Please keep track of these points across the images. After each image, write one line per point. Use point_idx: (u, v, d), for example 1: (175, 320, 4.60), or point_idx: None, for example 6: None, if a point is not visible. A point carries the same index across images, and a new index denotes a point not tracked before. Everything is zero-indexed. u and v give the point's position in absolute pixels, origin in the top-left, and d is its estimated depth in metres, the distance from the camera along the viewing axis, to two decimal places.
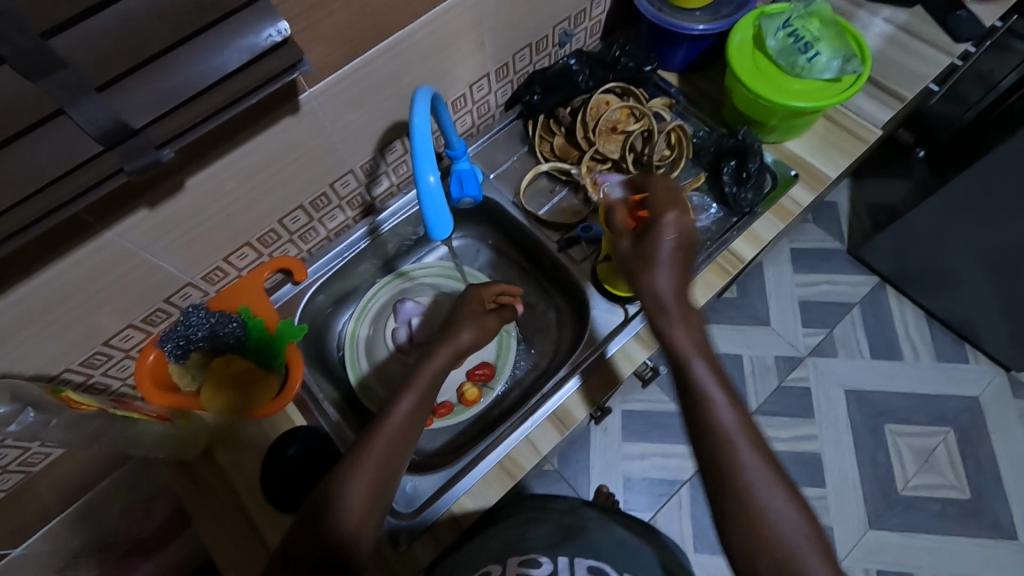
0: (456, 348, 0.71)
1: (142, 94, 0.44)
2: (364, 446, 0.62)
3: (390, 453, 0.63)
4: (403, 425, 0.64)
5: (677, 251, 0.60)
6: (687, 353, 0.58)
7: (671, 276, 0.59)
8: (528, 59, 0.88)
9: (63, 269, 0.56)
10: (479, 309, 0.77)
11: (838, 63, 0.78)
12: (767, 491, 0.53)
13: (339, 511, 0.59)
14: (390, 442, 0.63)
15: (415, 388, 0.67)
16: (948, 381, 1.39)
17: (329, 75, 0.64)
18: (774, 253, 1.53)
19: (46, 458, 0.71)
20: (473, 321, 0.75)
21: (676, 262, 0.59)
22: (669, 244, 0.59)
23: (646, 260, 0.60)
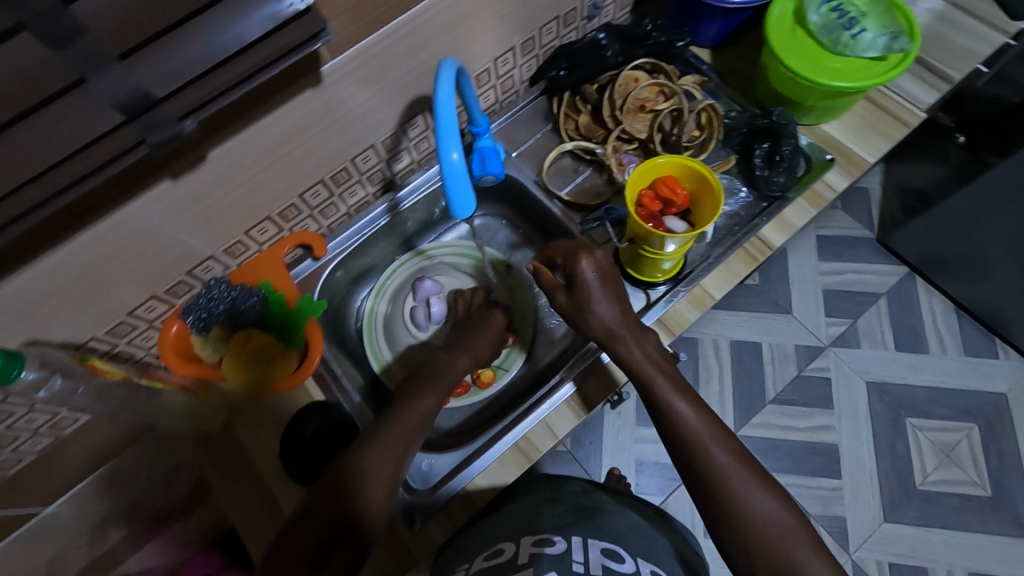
0: (473, 358, 0.75)
1: (162, 64, 0.44)
2: (384, 431, 0.64)
3: (411, 440, 0.64)
4: (421, 419, 0.66)
5: (606, 286, 0.66)
6: (643, 365, 0.64)
7: (606, 307, 0.65)
8: (554, 33, 0.85)
9: (87, 241, 0.56)
10: (498, 330, 0.79)
11: (884, 40, 0.74)
12: (747, 491, 0.58)
13: (362, 491, 0.60)
14: (410, 431, 0.65)
15: (435, 388, 0.70)
16: (975, 376, 1.35)
17: (351, 46, 0.62)
18: (800, 239, 1.49)
19: (74, 423, 0.73)
20: (491, 327, 0.79)
21: (610, 295, 0.66)
22: (596, 285, 0.65)
23: (585, 306, 0.65)
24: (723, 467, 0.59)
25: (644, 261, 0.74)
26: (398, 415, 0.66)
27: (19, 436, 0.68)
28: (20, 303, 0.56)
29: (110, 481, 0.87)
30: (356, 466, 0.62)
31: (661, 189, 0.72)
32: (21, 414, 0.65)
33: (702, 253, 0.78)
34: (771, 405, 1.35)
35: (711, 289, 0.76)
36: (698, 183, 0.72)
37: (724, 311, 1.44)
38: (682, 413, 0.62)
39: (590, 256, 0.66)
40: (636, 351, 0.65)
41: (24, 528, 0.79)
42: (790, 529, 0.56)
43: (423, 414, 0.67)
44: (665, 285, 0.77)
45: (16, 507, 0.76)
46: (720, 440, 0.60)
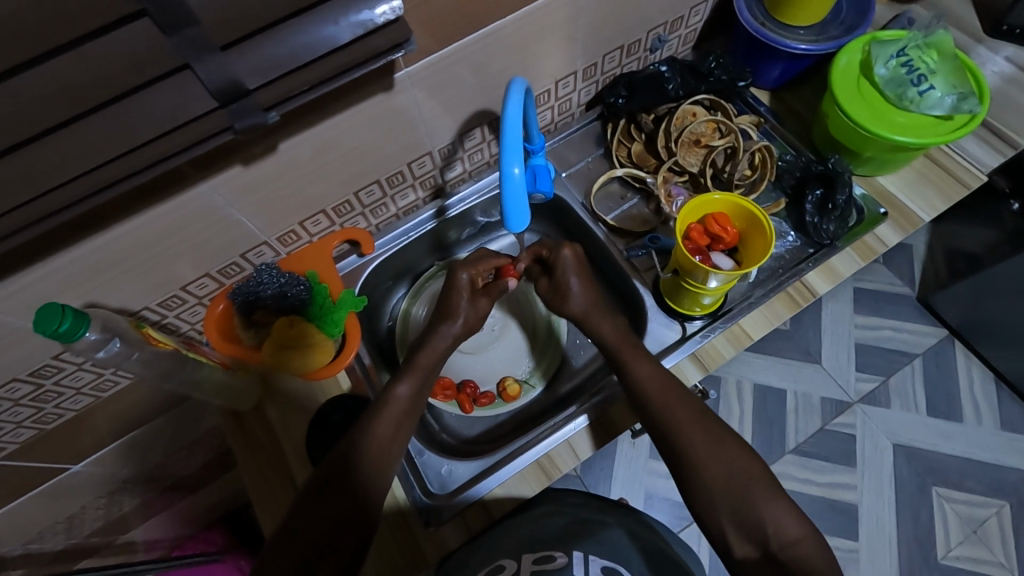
0: (451, 340, 0.74)
1: (257, 57, 0.46)
2: (375, 420, 0.65)
3: (398, 426, 0.66)
4: (407, 403, 0.68)
5: (578, 267, 0.76)
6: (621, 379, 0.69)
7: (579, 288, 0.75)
8: (617, 61, 0.87)
9: (159, 214, 0.59)
10: (466, 301, 0.76)
11: (951, 99, 0.73)
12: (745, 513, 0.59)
13: (360, 477, 0.62)
14: (397, 417, 0.66)
15: (415, 372, 0.71)
16: (1011, 452, 1.30)
17: (427, 56, 0.65)
18: (837, 289, 1.46)
19: (115, 386, 0.76)
20: (455, 289, 0.76)
21: (581, 272, 0.76)
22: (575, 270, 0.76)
23: (563, 294, 0.76)
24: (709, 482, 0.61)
25: (684, 293, 0.74)
26: (383, 406, 0.66)
27: (64, 392, 0.71)
28: (89, 266, 0.59)
29: (136, 448, 0.90)
30: (355, 450, 0.63)
31: (710, 225, 0.72)
32: (69, 371, 0.68)
33: (744, 293, 0.78)
34: (790, 455, 1.32)
35: (749, 329, 0.76)
36: (748, 223, 0.72)
37: (752, 353, 1.42)
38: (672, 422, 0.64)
39: (572, 247, 0.77)
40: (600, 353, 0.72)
41: (49, 483, 0.81)
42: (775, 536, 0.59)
43: (406, 400, 0.68)
44: (702, 319, 0.77)
45: (49, 461, 0.78)
46: (720, 463, 0.61)
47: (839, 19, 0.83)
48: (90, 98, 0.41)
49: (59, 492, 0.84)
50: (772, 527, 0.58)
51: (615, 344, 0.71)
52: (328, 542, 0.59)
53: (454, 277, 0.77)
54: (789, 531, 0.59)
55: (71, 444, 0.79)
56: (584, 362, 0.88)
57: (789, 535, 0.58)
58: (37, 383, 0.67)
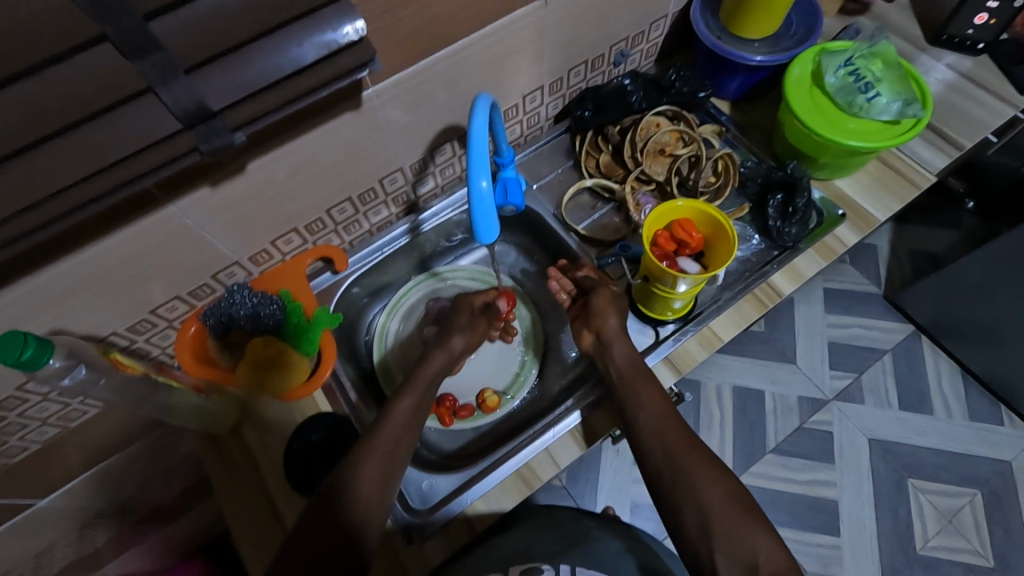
0: (449, 353, 0.77)
1: (223, 79, 0.47)
2: (378, 435, 0.65)
3: (398, 443, 0.66)
4: (406, 419, 0.68)
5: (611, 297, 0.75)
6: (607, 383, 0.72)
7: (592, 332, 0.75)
8: (582, 76, 0.89)
9: (125, 237, 0.59)
10: (468, 314, 0.82)
11: (898, 105, 0.77)
12: (727, 508, 0.59)
13: (356, 490, 0.61)
14: (398, 431, 0.67)
15: (415, 388, 0.71)
16: (979, 441, 1.34)
17: (394, 74, 0.66)
18: (807, 291, 1.50)
19: (83, 415, 0.74)
20: (463, 306, 0.82)
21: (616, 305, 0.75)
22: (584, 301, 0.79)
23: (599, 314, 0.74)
24: (691, 480, 0.62)
25: (656, 299, 0.75)
26: (385, 418, 0.67)
27: (28, 423, 0.69)
28: (51, 294, 0.58)
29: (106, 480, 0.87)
30: (353, 465, 0.63)
31: (676, 231, 0.75)
32: (34, 401, 0.66)
33: (713, 296, 0.79)
34: (771, 455, 1.34)
35: (720, 331, 0.78)
36: (713, 229, 0.74)
37: (728, 356, 1.45)
38: (656, 424, 0.66)
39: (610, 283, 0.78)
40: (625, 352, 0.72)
41: (15, 520, 0.78)
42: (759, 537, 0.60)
43: (407, 415, 0.69)
44: (674, 323, 0.78)
45: (14, 496, 0.76)
46: (707, 463, 0.62)
47: (791, 32, 0.87)
48: (50, 124, 0.41)
49: (26, 528, 0.81)
50: (764, 554, 0.57)
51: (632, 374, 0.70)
52: (324, 561, 0.58)
53: (460, 301, 0.84)
54: (773, 559, 0.57)
55: (36, 479, 0.77)
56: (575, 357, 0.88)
57: (779, 564, 0.57)
58: (1, 416, 0.65)
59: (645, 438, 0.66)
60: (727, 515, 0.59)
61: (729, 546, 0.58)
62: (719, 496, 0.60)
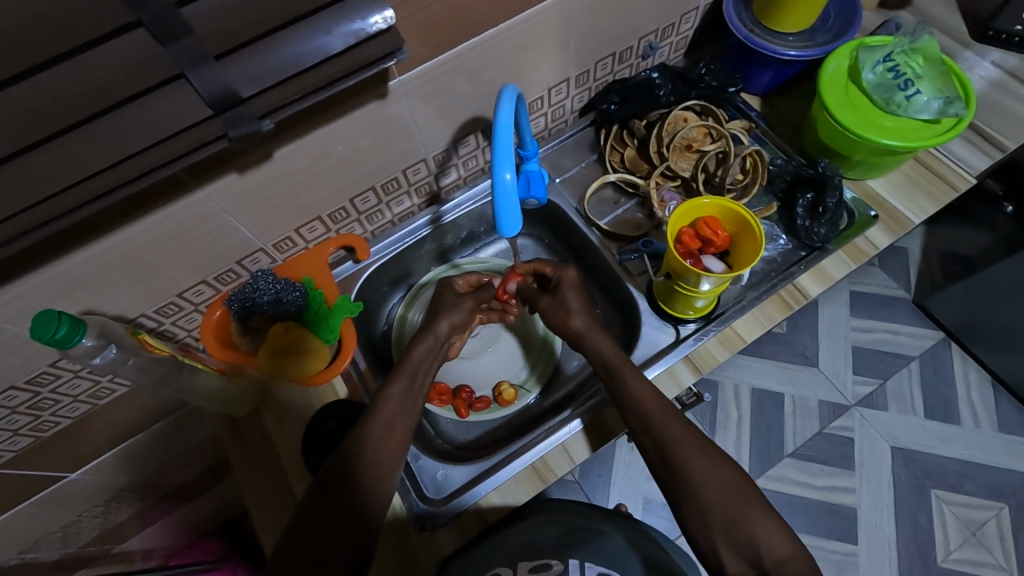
0: (436, 337, 0.75)
1: (252, 67, 0.47)
2: (373, 420, 0.66)
3: (391, 425, 0.66)
4: (399, 403, 0.68)
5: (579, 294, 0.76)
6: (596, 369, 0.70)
7: (579, 313, 0.74)
8: (608, 68, 0.88)
9: (155, 221, 0.60)
10: (454, 294, 0.81)
11: (938, 103, 0.74)
12: (746, 510, 0.58)
13: (361, 476, 0.62)
14: (392, 415, 0.67)
15: (404, 374, 0.71)
16: (1009, 453, 1.30)
17: (420, 64, 0.66)
18: (833, 293, 1.47)
19: (111, 394, 0.76)
20: (446, 288, 0.82)
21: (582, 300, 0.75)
22: (570, 285, 0.77)
23: (565, 310, 0.75)
24: (695, 476, 0.60)
25: (677, 297, 0.74)
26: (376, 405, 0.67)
27: (60, 400, 0.71)
28: (82, 274, 0.59)
29: (131, 458, 0.89)
30: (360, 450, 0.64)
31: (702, 228, 0.73)
32: (66, 379, 0.69)
33: (736, 296, 0.78)
34: (788, 458, 1.32)
35: (742, 332, 0.76)
36: (738, 226, 0.73)
37: (749, 357, 1.42)
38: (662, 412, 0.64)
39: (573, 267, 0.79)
40: (603, 341, 0.71)
41: (46, 491, 0.81)
42: None
43: (397, 400, 0.68)
44: (696, 322, 0.77)
45: (46, 470, 0.79)
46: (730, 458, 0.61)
47: (827, 25, 0.84)
48: (85, 108, 0.42)
49: (56, 501, 0.84)
50: (765, 543, 0.56)
51: (613, 361, 0.70)
52: (334, 545, 0.58)
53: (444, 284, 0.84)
54: (787, 563, 0.56)
55: (66, 454, 0.79)
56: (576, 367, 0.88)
57: (781, 554, 0.55)
58: (34, 391, 0.68)
59: (650, 428, 0.64)
60: (742, 517, 0.58)
61: (745, 549, 0.57)
62: (736, 498, 0.59)
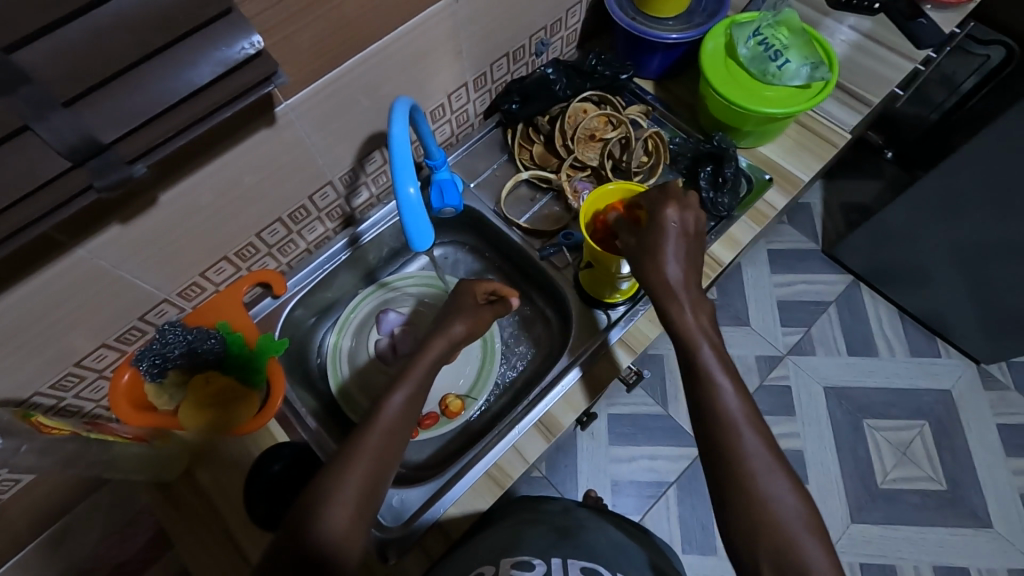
0: (449, 339, 0.72)
1: (111, 109, 0.44)
2: (366, 435, 0.62)
3: (384, 443, 0.62)
4: (399, 414, 0.65)
5: (680, 242, 0.66)
6: (693, 335, 0.64)
7: (676, 263, 0.65)
8: (505, 69, 0.88)
9: (31, 290, 0.54)
10: (474, 303, 0.76)
11: (806, 70, 0.80)
12: (764, 473, 0.56)
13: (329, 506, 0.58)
14: (390, 429, 0.63)
15: (411, 379, 0.68)
16: (921, 375, 1.43)
17: (306, 86, 0.63)
18: (752, 254, 1.56)
19: (16, 485, 0.68)
20: (465, 293, 0.78)
21: (680, 254, 0.66)
22: (674, 234, 0.66)
23: (653, 250, 0.66)
24: (751, 452, 0.57)
25: (603, 282, 0.76)
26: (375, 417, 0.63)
27: None
28: None
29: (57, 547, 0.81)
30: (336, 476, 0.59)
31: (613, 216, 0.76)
32: None
33: None
34: None
35: None
36: None
37: None
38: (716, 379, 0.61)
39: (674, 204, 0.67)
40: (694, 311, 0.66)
41: None
42: None
43: (398, 410, 0.65)
44: (624, 304, 0.79)
45: None
46: None
47: (701, 7, 0.89)
48: None
49: None
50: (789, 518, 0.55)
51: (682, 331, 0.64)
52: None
53: (464, 288, 0.79)
54: None
55: None
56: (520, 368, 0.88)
57: None
58: None
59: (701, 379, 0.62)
60: None
61: None
62: None
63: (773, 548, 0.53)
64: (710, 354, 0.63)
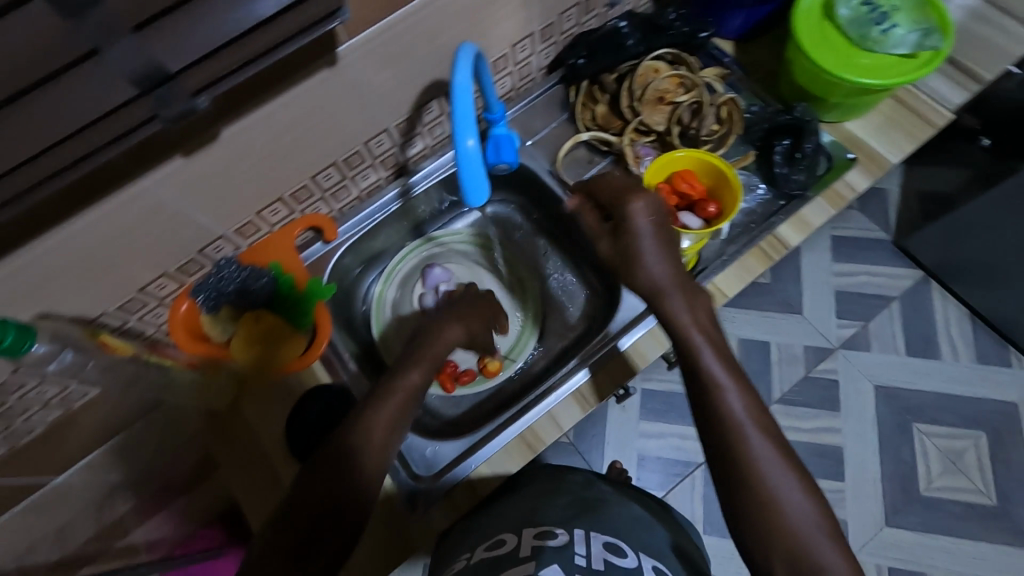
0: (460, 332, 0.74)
1: (179, 39, 0.43)
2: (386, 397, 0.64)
3: (402, 410, 0.63)
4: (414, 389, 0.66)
5: (658, 236, 0.64)
6: (690, 331, 0.62)
7: (659, 261, 0.63)
8: (574, 20, 0.83)
9: (99, 215, 0.56)
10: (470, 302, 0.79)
11: (915, 37, 0.72)
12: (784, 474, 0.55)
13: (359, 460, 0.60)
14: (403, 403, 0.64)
15: (421, 362, 0.68)
16: (985, 383, 1.33)
17: (369, 27, 0.61)
18: (814, 239, 1.46)
19: (84, 397, 0.73)
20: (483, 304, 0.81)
21: (661, 247, 0.64)
22: (647, 232, 0.64)
23: (630, 254, 0.64)
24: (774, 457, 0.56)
25: None
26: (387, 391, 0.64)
27: (30, 406, 0.69)
28: (29, 278, 0.56)
29: (117, 456, 0.87)
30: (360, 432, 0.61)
31: (679, 183, 0.72)
32: (32, 385, 0.66)
33: (717, 250, 0.77)
34: (776, 406, 1.34)
35: (725, 287, 0.75)
36: (715, 179, 0.72)
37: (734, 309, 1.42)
38: (720, 379, 0.59)
39: (642, 197, 0.65)
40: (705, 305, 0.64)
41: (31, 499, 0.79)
42: None
43: (414, 388, 0.66)
44: None
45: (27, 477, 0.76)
46: None
47: None
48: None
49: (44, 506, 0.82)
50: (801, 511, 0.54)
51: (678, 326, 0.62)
52: (324, 530, 0.56)
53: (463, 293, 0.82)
54: None
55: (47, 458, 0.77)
56: (565, 336, 0.86)
57: None
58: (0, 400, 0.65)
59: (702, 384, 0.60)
60: None
61: None
62: None
63: (790, 557, 0.52)
64: (709, 350, 0.61)
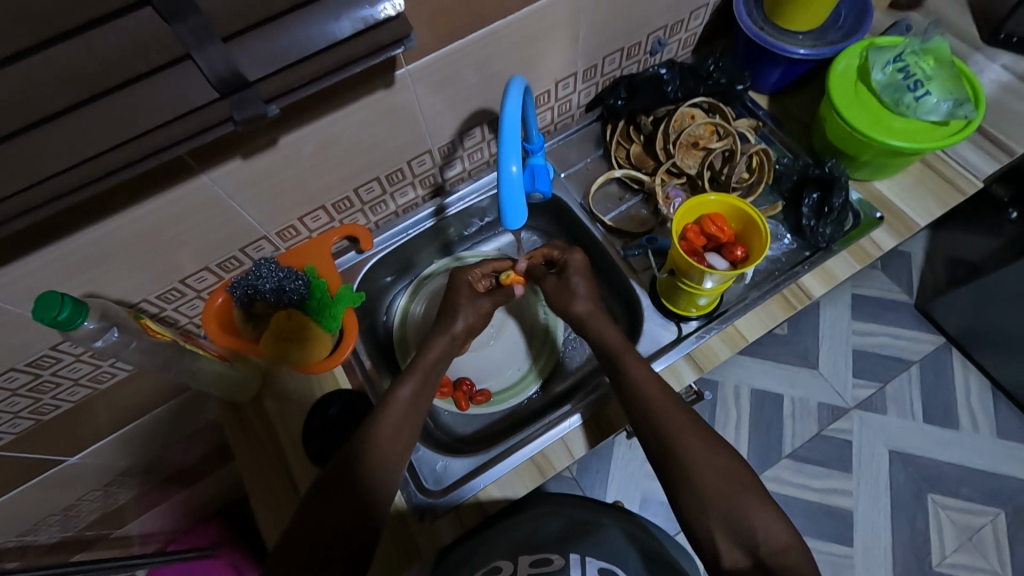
0: (451, 336, 0.76)
1: (262, 49, 0.48)
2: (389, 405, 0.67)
3: (402, 426, 0.66)
4: (407, 407, 0.68)
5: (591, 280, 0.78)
6: (652, 383, 0.67)
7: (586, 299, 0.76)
8: (617, 63, 0.87)
9: (158, 204, 0.60)
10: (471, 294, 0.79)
11: (947, 105, 0.74)
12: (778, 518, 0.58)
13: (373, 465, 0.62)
14: (398, 419, 0.66)
15: (415, 375, 0.71)
16: (1006, 459, 1.30)
17: (427, 54, 0.65)
18: (835, 295, 1.46)
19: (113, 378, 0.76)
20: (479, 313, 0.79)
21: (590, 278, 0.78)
22: (584, 272, 0.78)
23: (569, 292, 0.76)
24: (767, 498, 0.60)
25: (680, 293, 0.74)
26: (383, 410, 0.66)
27: (60, 383, 0.71)
28: (84, 256, 0.59)
29: (132, 443, 0.89)
30: (373, 451, 0.63)
31: (708, 225, 0.73)
32: (67, 361, 0.68)
33: (739, 294, 0.78)
34: (786, 460, 1.32)
35: (745, 330, 0.76)
36: (744, 224, 0.73)
37: (749, 357, 1.42)
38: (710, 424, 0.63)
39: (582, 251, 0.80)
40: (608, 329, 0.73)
41: (45, 475, 0.81)
42: (785, 543, 0.58)
43: (406, 404, 0.68)
44: (698, 320, 0.77)
45: (44, 452, 0.78)
46: (725, 459, 0.62)
47: (838, 25, 0.83)
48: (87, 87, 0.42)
49: (55, 483, 0.83)
50: (763, 534, 0.57)
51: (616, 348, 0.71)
52: (341, 543, 0.59)
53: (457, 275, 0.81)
54: (782, 547, 0.58)
55: (67, 437, 0.79)
56: (577, 365, 0.88)
57: (777, 542, 0.57)
58: (35, 372, 0.67)
59: (655, 420, 0.64)
60: (732, 499, 0.60)
61: (738, 538, 0.58)
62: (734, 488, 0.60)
63: None
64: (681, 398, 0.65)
